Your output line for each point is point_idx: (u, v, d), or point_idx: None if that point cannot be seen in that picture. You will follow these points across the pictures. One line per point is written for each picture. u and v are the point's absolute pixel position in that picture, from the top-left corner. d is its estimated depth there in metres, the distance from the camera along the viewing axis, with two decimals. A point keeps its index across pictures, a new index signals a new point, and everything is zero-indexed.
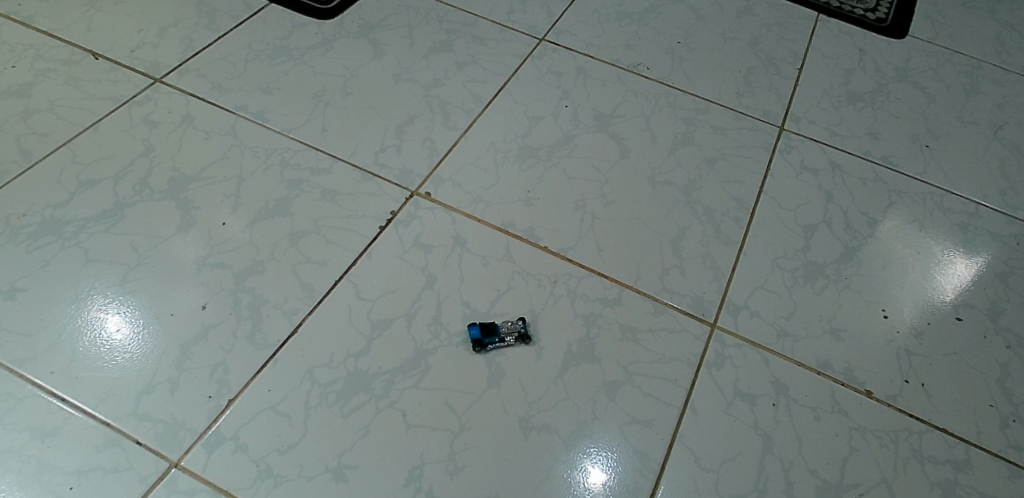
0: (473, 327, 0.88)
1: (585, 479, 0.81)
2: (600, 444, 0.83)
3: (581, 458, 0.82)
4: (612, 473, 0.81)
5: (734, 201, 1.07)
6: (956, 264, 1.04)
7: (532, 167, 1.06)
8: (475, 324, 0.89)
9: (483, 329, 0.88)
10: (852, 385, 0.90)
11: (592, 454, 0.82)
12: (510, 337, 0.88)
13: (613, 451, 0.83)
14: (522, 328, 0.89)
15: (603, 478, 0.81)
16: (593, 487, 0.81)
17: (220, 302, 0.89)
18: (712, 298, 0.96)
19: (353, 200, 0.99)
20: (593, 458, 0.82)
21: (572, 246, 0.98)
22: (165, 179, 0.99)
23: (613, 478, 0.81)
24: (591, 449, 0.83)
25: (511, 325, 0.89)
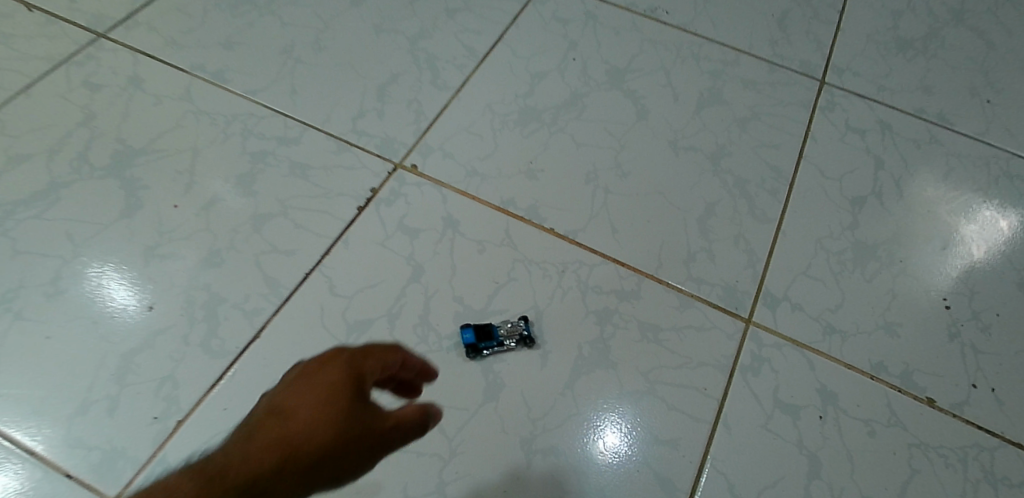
0: (467, 330, 0.75)
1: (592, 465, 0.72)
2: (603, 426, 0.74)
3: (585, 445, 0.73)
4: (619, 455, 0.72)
5: (771, 170, 0.91)
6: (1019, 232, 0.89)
7: (536, 132, 0.91)
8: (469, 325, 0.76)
9: (478, 333, 0.75)
10: (911, 392, 0.77)
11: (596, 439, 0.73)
12: (510, 341, 0.76)
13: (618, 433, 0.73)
14: (524, 331, 0.76)
15: (611, 447, 0.73)
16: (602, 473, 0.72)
17: (170, 301, 0.77)
18: (747, 288, 0.82)
19: (327, 175, 0.85)
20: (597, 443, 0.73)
21: (581, 227, 0.84)
22: (108, 152, 0.85)
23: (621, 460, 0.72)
24: (594, 434, 0.73)
25: (512, 326, 0.77)
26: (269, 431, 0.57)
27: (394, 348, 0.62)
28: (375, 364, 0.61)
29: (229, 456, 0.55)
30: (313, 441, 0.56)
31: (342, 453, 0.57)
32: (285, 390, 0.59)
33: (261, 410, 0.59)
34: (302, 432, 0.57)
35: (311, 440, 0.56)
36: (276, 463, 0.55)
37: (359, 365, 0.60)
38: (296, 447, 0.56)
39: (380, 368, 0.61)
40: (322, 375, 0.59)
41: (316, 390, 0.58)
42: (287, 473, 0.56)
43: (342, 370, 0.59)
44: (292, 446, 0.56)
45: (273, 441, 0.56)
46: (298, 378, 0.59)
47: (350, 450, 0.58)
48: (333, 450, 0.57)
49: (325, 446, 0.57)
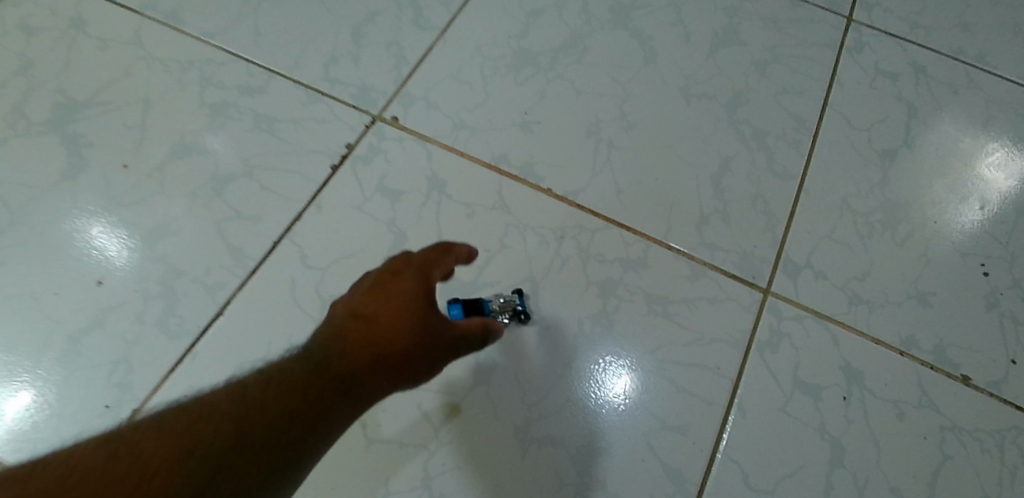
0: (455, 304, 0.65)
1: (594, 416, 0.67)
2: (605, 373, 0.68)
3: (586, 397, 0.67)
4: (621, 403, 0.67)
5: (792, 119, 0.80)
6: None
7: (531, 79, 0.81)
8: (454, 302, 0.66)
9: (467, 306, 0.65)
10: (944, 369, 0.69)
11: (598, 388, 0.67)
12: (503, 316, 0.68)
13: (620, 381, 0.68)
14: (518, 305, 0.69)
15: (614, 393, 0.67)
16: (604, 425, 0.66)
17: (122, 274, 0.69)
18: (765, 254, 0.73)
19: (298, 131, 0.76)
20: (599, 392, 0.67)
21: (582, 187, 0.75)
22: (48, 106, 0.76)
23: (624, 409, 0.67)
24: (596, 383, 0.68)
25: (505, 301, 0.68)
26: (350, 335, 0.55)
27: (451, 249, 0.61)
28: (444, 267, 0.60)
29: (316, 358, 0.53)
30: (397, 342, 0.54)
31: (424, 355, 0.55)
32: (363, 294, 0.57)
33: (340, 314, 0.56)
34: (389, 332, 0.55)
35: (396, 343, 0.54)
36: (368, 363, 0.54)
37: (430, 271, 0.58)
38: (386, 347, 0.54)
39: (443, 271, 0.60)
40: (400, 278, 0.57)
41: (396, 294, 0.56)
42: (378, 372, 0.54)
43: (420, 272, 0.58)
44: (377, 348, 0.54)
45: (355, 345, 0.54)
46: (375, 283, 0.57)
47: (431, 352, 0.56)
48: (418, 352, 0.55)
49: (413, 347, 0.55)
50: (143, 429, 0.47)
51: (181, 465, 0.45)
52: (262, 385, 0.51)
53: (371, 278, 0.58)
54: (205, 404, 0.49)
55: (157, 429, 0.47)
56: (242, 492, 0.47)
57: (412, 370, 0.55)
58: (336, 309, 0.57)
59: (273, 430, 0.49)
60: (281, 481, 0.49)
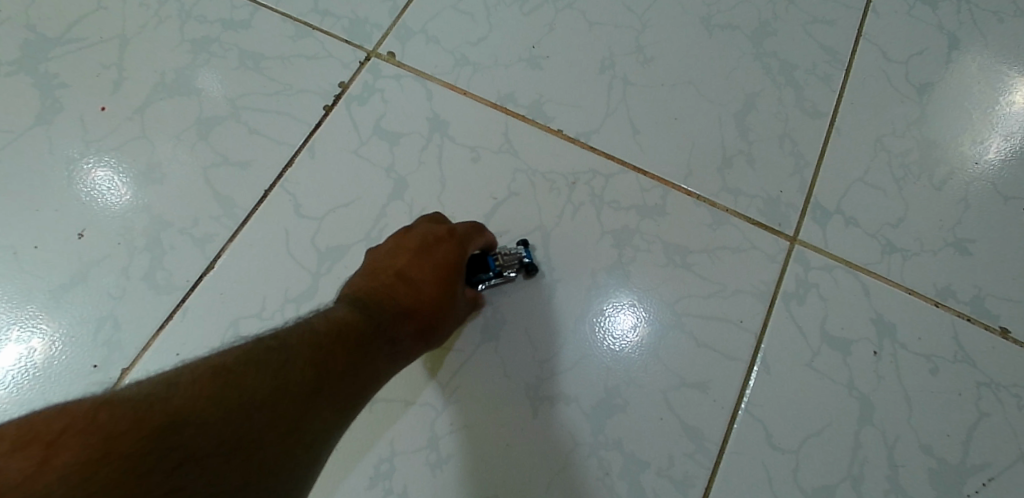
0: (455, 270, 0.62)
1: (608, 354, 0.62)
2: (619, 313, 0.64)
3: (600, 337, 0.63)
4: (636, 342, 0.63)
5: (823, 51, 0.74)
6: None
7: (539, 8, 0.74)
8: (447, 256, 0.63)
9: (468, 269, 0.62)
10: (983, 321, 0.64)
11: (612, 327, 0.63)
12: (511, 271, 0.62)
13: (636, 321, 0.63)
14: (524, 257, 0.63)
15: (629, 333, 0.63)
16: (618, 363, 0.62)
17: (104, 227, 0.65)
18: (792, 199, 0.68)
19: (286, 69, 0.70)
20: (613, 331, 0.63)
21: (595, 128, 0.70)
22: (17, 43, 0.70)
23: (639, 349, 0.63)
24: (610, 322, 0.63)
25: (510, 254, 0.63)
26: (400, 296, 0.57)
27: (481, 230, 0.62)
28: (479, 244, 0.61)
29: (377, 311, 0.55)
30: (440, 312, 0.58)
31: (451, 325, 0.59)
32: (411, 259, 0.59)
33: (387, 274, 0.58)
34: (434, 303, 0.57)
35: (439, 313, 0.58)
36: (414, 329, 0.56)
37: (470, 245, 0.60)
38: (429, 315, 0.57)
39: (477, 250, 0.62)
40: (447, 248, 0.59)
41: (440, 264, 0.59)
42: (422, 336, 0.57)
43: (466, 245, 0.60)
44: (423, 315, 0.57)
45: (406, 308, 0.56)
46: (419, 249, 0.59)
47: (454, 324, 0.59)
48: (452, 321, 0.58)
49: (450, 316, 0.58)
50: (240, 362, 0.47)
51: (280, 400, 0.46)
52: (335, 332, 0.52)
53: (414, 242, 0.59)
54: (286, 344, 0.49)
55: (254, 365, 0.47)
56: (325, 430, 0.48)
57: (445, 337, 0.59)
58: (380, 269, 0.59)
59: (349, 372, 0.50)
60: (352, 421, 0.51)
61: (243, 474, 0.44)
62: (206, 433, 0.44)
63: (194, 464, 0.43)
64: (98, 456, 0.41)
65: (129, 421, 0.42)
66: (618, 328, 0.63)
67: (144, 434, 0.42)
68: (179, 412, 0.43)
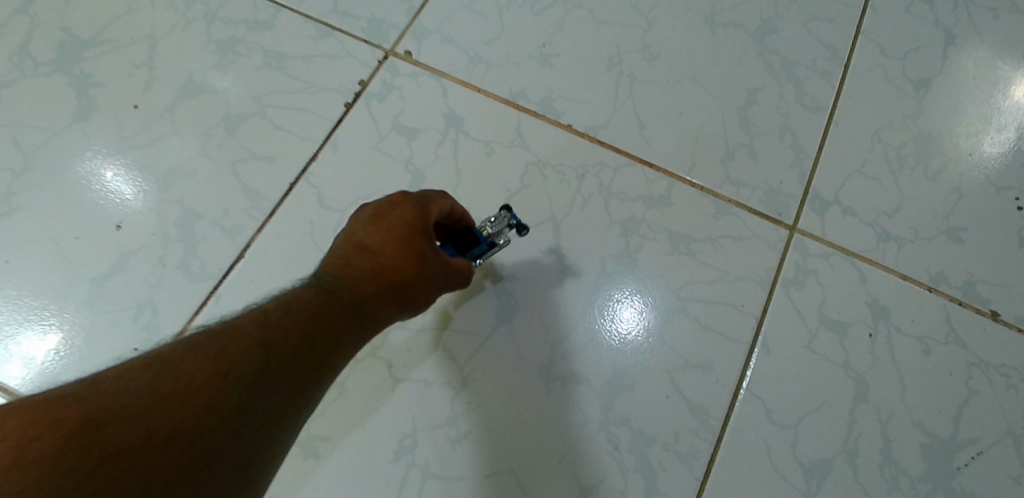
0: (446, 247, 0.61)
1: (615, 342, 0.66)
2: (628, 306, 0.67)
3: (610, 327, 0.66)
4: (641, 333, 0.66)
5: (823, 47, 0.77)
6: None
7: (549, 8, 0.77)
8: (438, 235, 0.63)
9: (459, 244, 0.61)
10: (974, 305, 0.68)
11: (621, 318, 0.67)
12: (502, 238, 0.62)
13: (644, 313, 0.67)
14: (511, 221, 0.62)
15: (634, 325, 0.66)
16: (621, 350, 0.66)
17: (140, 218, 0.68)
18: (792, 190, 0.71)
19: (309, 67, 0.74)
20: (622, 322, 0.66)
21: (603, 122, 0.73)
22: (53, 44, 0.73)
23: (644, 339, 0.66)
24: (619, 314, 0.67)
25: (497, 222, 0.62)
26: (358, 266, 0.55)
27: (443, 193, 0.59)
28: (440, 206, 0.59)
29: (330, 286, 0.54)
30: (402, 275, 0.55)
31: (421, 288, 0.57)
32: (364, 229, 0.57)
33: (342, 248, 0.57)
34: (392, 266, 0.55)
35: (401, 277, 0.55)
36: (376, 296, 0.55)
37: (430, 207, 0.58)
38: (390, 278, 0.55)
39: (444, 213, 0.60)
40: (402, 211, 0.57)
41: (396, 228, 0.56)
42: (385, 299, 0.55)
43: (426, 206, 0.57)
44: (385, 280, 0.55)
45: (365, 277, 0.55)
46: (374, 215, 0.57)
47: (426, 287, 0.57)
48: (421, 281, 0.56)
49: (417, 277, 0.56)
50: (176, 352, 0.47)
51: (219, 385, 0.46)
52: (284, 312, 0.52)
53: (367, 213, 0.58)
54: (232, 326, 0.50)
55: (193, 352, 0.47)
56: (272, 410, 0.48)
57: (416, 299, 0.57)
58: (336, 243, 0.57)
59: (298, 347, 0.51)
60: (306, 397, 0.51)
61: (178, 463, 0.44)
62: (141, 425, 0.44)
63: (125, 457, 0.43)
64: (13, 462, 0.41)
65: (45, 425, 0.42)
66: (624, 320, 0.66)
67: (62, 435, 0.42)
68: (111, 407, 0.44)
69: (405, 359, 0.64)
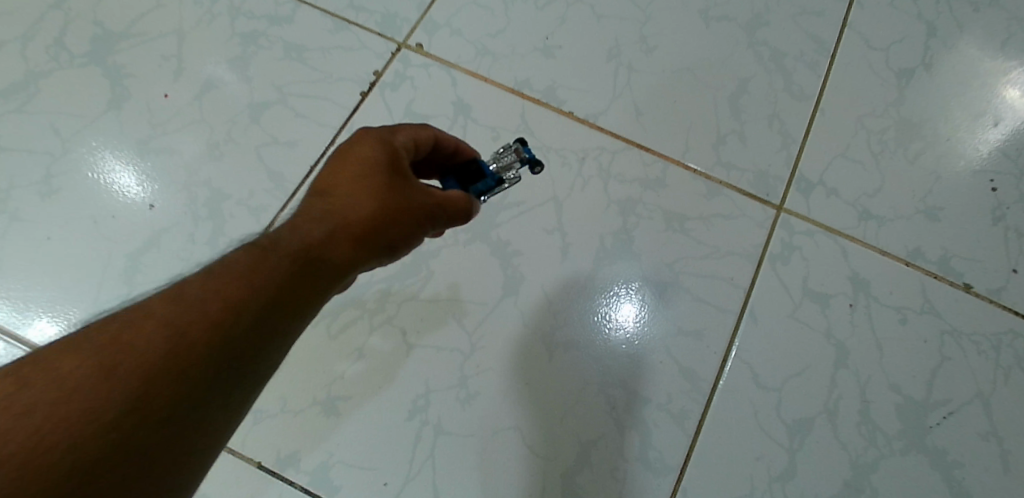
0: (448, 182, 0.59)
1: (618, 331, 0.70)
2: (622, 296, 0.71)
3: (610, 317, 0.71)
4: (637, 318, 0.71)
5: (810, 40, 0.82)
6: None
7: (552, 3, 0.82)
8: (438, 175, 0.61)
9: (461, 178, 0.59)
10: (948, 278, 0.73)
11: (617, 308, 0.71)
12: (510, 174, 0.61)
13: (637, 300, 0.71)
14: (523, 157, 0.61)
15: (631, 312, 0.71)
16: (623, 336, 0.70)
17: (172, 199, 0.73)
18: (779, 172, 0.76)
19: (327, 58, 0.79)
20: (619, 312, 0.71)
21: (602, 110, 0.78)
22: (86, 37, 0.78)
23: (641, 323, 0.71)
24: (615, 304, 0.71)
25: (509, 157, 0.61)
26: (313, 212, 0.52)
27: (413, 127, 0.56)
28: (409, 136, 0.55)
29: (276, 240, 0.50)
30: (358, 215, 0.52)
31: (385, 226, 0.52)
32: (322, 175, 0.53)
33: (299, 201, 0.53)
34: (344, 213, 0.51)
35: (355, 218, 0.52)
36: (329, 242, 0.51)
37: (395, 137, 0.55)
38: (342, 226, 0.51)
39: (414, 145, 0.56)
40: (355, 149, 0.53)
41: (354, 165, 0.53)
42: (342, 243, 0.51)
43: (385, 140, 0.54)
44: (341, 221, 0.51)
45: (317, 222, 0.51)
46: (332, 158, 0.54)
47: (392, 225, 0.53)
48: (384, 221, 0.52)
49: (377, 214, 0.52)
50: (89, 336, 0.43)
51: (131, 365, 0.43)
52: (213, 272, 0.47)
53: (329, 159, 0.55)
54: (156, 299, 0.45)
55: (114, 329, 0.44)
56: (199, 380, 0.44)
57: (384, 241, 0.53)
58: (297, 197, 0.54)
59: (229, 315, 0.45)
60: (255, 357, 0.46)
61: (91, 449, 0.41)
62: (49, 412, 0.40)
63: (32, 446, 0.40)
64: None
65: None
66: (619, 311, 0.71)
67: None
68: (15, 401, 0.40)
69: (418, 328, 0.69)
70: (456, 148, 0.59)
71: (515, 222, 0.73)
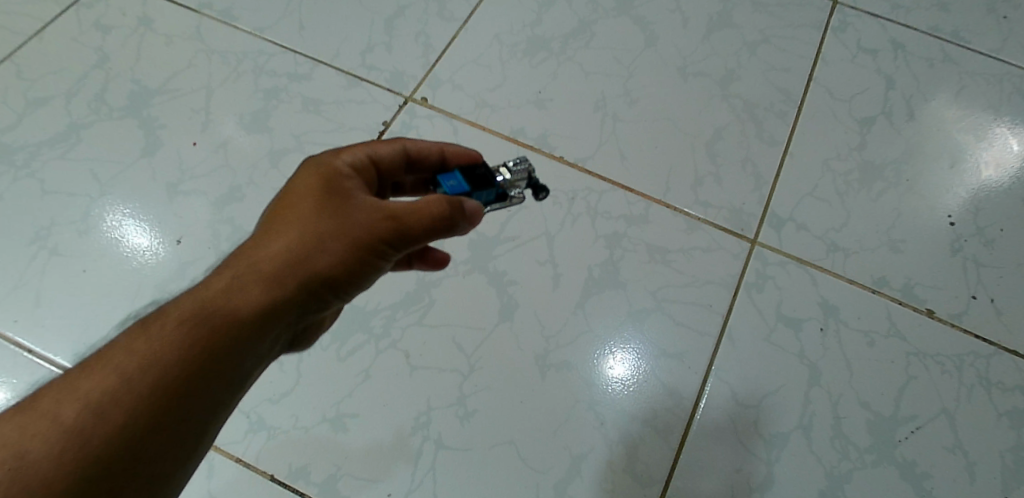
0: (456, 178, 0.61)
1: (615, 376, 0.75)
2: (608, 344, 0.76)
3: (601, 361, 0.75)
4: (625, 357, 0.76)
5: (779, 92, 0.90)
6: (1013, 142, 0.88)
7: (545, 62, 0.91)
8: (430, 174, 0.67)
9: (470, 181, 0.61)
10: (912, 304, 0.78)
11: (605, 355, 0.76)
12: (515, 192, 0.63)
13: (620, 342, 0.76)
14: (531, 184, 0.64)
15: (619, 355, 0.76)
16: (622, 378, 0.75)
17: (197, 236, 0.80)
18: (753, 209, 0.83)
19: (341, 110, 0.87)
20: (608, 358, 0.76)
21: (590, 155, 0.86)
22: (124, 93, 0.87)
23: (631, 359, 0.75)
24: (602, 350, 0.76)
25: (518, 180, 0.63)
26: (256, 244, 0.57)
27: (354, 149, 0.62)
28: (353, 155, 0.62)
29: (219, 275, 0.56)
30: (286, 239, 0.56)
31: (315, 243, 0.56)
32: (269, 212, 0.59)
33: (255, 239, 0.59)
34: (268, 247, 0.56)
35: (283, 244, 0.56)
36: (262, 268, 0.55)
37: (335, 159, 0.61)
38: (268, 255, 0.56)
39: (361, 164, 0.62)
40: (295, 179, 0.59)
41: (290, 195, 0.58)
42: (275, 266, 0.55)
43: (326, 166, 0.60)
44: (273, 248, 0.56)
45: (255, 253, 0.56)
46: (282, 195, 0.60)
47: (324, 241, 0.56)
48: (312, 240, 0.56)
49: (303, 234, 0.56)
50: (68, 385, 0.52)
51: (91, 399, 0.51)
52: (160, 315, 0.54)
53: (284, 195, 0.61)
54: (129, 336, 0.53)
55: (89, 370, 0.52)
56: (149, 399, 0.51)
57: (315, 262, 0.56)
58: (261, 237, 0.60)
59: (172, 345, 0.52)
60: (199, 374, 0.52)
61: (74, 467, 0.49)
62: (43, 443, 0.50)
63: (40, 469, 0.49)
64: None
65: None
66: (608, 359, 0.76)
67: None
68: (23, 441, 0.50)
69: (421, 350, 0.75)
70: (439, 156, 0.66)
71: (511, 254, 0.80)
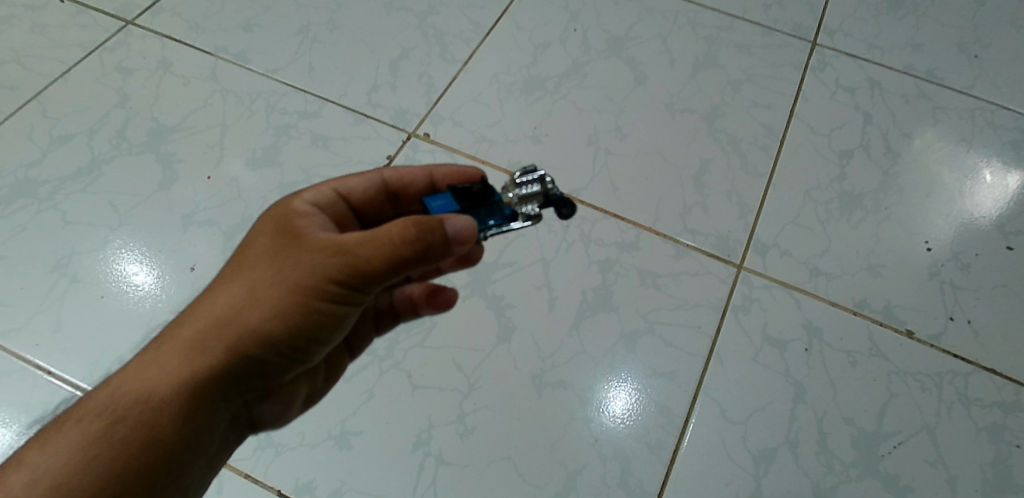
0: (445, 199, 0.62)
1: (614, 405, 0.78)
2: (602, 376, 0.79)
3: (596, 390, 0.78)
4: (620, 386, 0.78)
5: (762, 127, 0.95)
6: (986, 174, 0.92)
7: (540, 100, 0.96)
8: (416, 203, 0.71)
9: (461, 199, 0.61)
10: (892, 325, 0.82)
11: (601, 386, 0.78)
12: (529, 208, 0.61)
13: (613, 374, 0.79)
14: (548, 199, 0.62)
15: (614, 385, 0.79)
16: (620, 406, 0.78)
17: (210, 263, 0.85)
18: (739, 236, 0.87)
19: (348, 145, 0.92)
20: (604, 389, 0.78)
21: (584, 187, 0.90)
22: (143, 131, 0.93)
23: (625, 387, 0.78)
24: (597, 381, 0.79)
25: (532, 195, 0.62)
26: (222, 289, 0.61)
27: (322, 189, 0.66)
28: (324, 192, 0.66)
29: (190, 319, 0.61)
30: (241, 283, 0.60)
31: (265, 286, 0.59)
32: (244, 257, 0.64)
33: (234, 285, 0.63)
34: (225, 288, 0.60)
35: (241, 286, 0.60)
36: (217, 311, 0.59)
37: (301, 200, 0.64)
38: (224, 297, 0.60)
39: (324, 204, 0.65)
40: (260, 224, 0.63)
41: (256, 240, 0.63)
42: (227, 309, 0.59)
43: (284, 207, 0.63)
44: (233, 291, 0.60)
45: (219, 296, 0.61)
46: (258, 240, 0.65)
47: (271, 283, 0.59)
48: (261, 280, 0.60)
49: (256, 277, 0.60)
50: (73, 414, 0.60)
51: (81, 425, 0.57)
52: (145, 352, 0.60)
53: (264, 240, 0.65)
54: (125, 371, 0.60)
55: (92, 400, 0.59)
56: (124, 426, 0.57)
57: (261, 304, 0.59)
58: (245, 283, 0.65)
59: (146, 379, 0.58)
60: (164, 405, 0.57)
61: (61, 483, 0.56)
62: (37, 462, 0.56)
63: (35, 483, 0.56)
64: None
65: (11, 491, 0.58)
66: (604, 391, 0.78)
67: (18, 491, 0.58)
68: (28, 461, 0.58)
69: (422, 371, 0.78)
70: (418, 180, 0.69)
71: (508, 279, 0.84)
